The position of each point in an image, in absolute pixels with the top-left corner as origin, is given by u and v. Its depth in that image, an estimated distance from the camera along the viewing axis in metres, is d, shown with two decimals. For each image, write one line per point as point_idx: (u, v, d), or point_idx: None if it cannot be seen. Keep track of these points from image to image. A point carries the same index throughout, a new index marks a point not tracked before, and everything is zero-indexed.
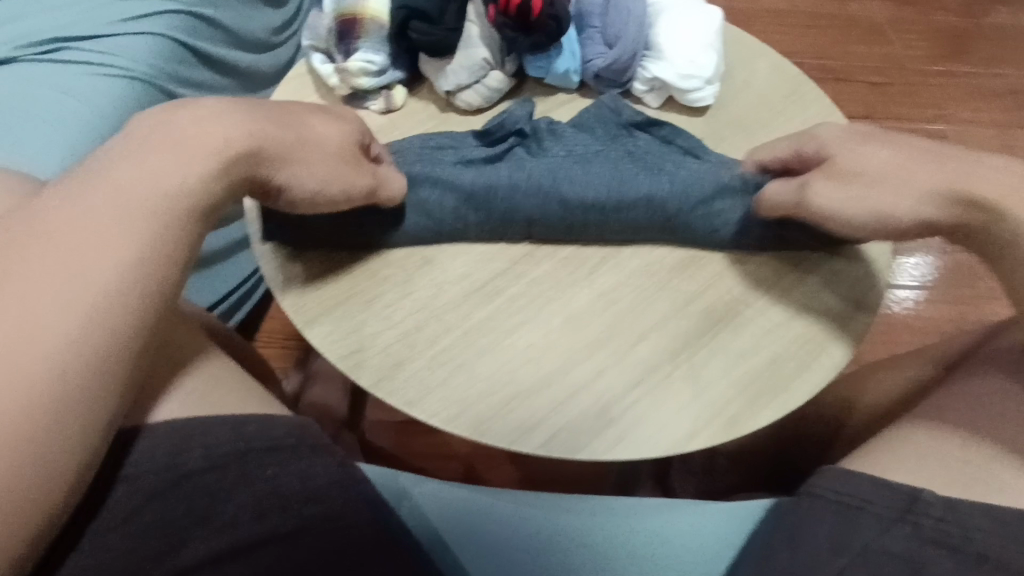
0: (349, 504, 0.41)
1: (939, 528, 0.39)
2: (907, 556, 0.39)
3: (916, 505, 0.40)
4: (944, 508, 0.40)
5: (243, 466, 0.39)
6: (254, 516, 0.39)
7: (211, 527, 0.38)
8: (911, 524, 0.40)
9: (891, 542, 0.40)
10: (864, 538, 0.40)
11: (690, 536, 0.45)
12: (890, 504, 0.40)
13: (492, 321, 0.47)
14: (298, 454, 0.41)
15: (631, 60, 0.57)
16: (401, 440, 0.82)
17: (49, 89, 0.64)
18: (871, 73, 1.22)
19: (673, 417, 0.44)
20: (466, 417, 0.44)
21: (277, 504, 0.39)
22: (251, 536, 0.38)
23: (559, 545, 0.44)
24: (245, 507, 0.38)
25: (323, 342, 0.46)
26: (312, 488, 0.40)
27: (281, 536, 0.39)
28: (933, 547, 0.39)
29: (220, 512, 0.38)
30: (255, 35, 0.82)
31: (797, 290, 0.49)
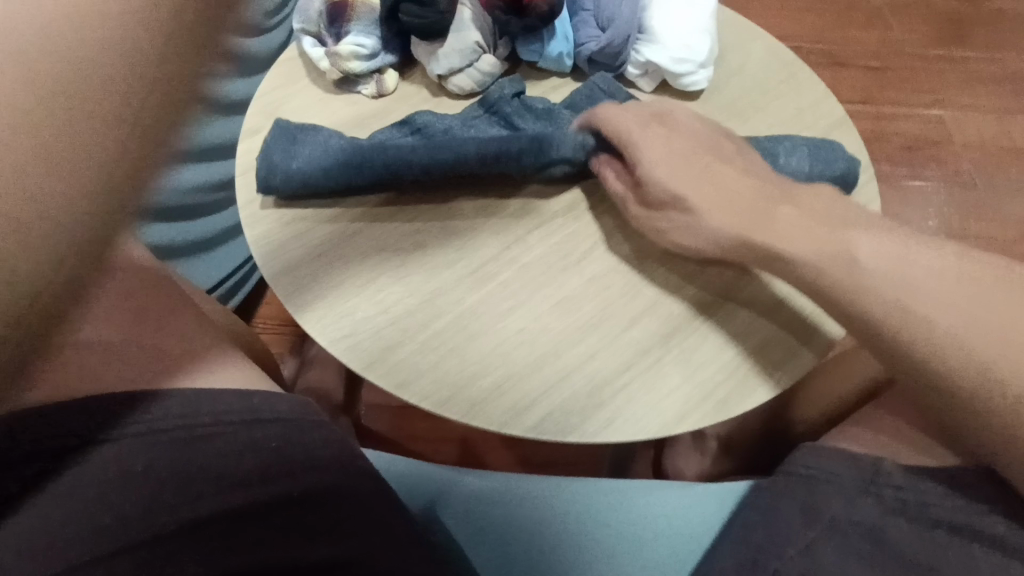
0: (353, 476, 0.40)
1: (900, 497, 0.40)
2: (872, 526, 0.39)
3: (879, 476, 0.41)
4: (903, 477, 0.40)
5: (251, 433, 0.37)
6: (263, 480, 0.36)
7: (221, 487, 0.35)
8: (874, 497, 0.40)
9: (857, 513, 0.40)
10: (831, 511, 0.40)
11: (666, 510, 0.46)
12: (855, 477, 0.41)
13: (483, 305, 0.47)
14: (303, 426, 0.39)
15: (624, 44, 0.57)
16: (400, 424, 0.83)
17: None
18: (870, 58, 1.21)
19: (665, 398, 0.45)
20: (458, 400, 0.44)
21: (284, 470, 0.37)
22: (261, 499, 0.36)
23: (535, 519, 0.45)
24: (254, 472, 0.36)
25: (313, 325, 0.47)
26: (318, 458, 0.39)
27: (294, 501, 0.37)
28: (895, 517, 0.39)
29: (231, 474, 0.36)
30: (248, 19, 0.81)
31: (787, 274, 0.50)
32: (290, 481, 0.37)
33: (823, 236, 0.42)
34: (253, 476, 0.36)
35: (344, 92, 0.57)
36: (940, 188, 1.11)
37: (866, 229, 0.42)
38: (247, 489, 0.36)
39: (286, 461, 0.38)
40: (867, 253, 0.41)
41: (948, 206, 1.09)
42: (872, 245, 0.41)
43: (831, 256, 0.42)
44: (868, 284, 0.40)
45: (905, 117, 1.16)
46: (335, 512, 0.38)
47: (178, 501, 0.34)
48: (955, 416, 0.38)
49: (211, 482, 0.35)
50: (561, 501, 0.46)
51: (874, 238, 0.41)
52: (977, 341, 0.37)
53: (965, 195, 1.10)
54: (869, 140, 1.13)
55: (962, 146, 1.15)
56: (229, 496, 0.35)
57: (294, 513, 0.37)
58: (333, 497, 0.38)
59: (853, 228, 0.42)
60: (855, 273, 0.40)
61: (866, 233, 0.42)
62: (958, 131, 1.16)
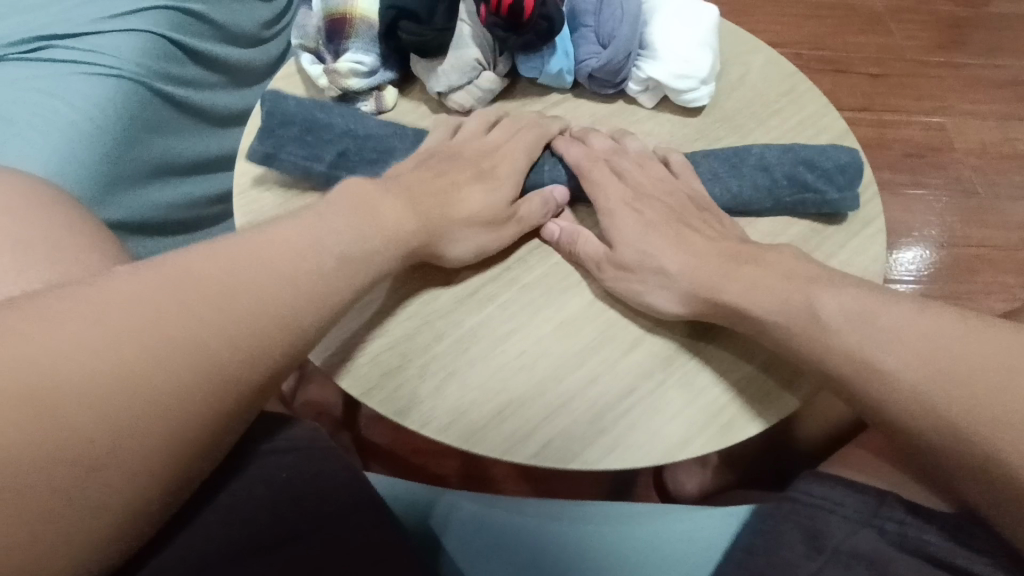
0: (358, 503, 0.40)
1: (902, 531, 0.39)
2: (874, 556, 0.39)
3: (882, 507, 0.40)
4: (906, 511, 0.40)
5: (261, 467, 0.38)
6: (271, 514, 0.38)
7: (229, 518, 0.36)
8: (877, 529, 0.40)
9: (859, 543, 0.39)
10: (835, 538, 0.40)
11: (667, 539, 0.45)
12: (858, 508, 0.41)
13: (483, 328, 0.47)
14: (314, 454, 0.40)
15: (625, 60, 0.56)
16: (399, 438, 0.82)
17: (33, 91, 0.64)
18: (870, 65, 1.20)
19: (668, 424, 0.44)
20: (459, 425, 0.44)
21: (292, 501, 0.38)
22: (267, 533, 0.37)
23: (534, 545, 0.45)
24: (263, 505, 0.38)
25: (310, 347, 0.46)
26: (322, 486, 0.39)
27: (300, 534, 0.38)
28: (896, 549, 0.39)
29: (241, 509, 0.37)
30: (246, 31, 0.81)
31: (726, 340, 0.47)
32: (298, 512, 0.38)
33: (787, 294, 0.42)
34: (260, 510, 0.37)
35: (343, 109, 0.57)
36: (942, 195, 1.10)
37: (830, 285, 0.41)
38: (258, 523, 0.37)
39: (294, 492, 0.38)
40: (827, 311, 0.40)
41: (950, 213, 1.09)
42: (835, 301, 0.40)
43: (805, 317, 0.41)
44: (836, 346, 0.39)
45: (906, 123, 1.16)
46: (338, 542, 0.38)
47: (194, 541, 0.35)
48: (943, 466, 0.37)
49: (223, 519, 0.36)
50: (561, 529, 0.45)
51: (839, 294, 0.41)
52: (985, 379, 0.35)
53: (968, 202, 1.10)
54: (871, 148, 1.13)
55: (964, 153, 1.14)
56: (237, 529, 0.36)
57: (302, 543, 0.37)
58: (337, 526, 0.39)
59: (815, 284, 0.42)
60: (818, 336, 0.40)
61: (829, 288, 0.41)
62: (960, 138, 1.15)
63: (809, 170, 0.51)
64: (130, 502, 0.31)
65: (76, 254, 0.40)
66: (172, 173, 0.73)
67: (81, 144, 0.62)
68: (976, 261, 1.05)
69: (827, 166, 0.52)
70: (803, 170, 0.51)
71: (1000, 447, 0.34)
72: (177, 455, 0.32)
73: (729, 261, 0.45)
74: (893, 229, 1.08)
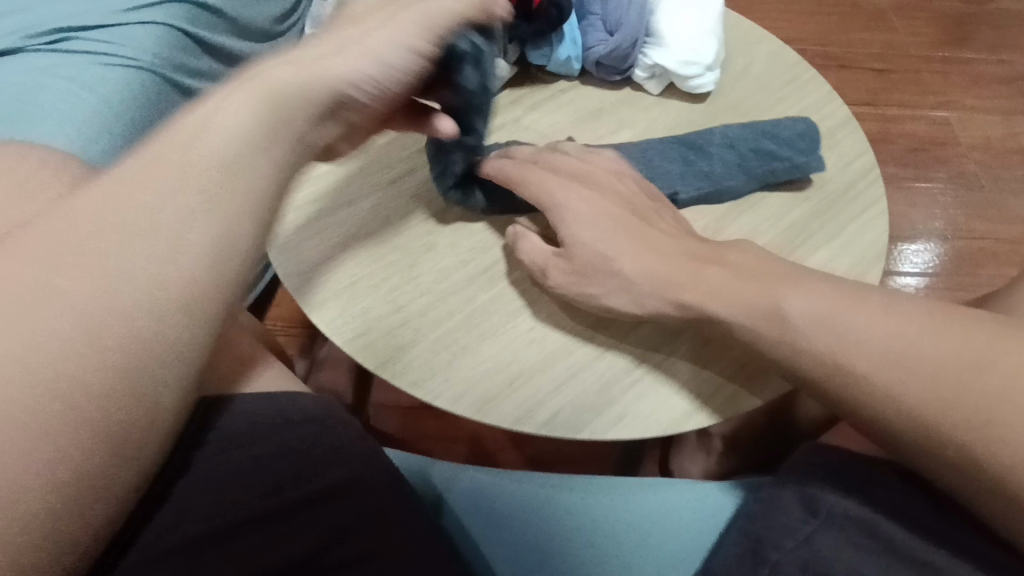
0: (371, 471, 0.40)
1: (894, 498, 0.40)
2: (865, 519, 0.40)
3: (873, 477, 0.41)
4: (899, 480, 0.41)
5: (281, 438, 0.38)
6: (291, 482, 0.38)
7: (254, 493, 0.37)
8: (867, 495, 0.41)
9: (851, 505, 0.40)
10: (829, 502, 0.41)
11: (671, 506, 0.46)
12: (854, 472, 0.42)
13: (495, 304, 0.48)
14: (329, 425, 0.40)
15: (631, 47, 0.57)
16: (406, 423, 0.84)
17: (54, 79, 0.65)
18: (873, 60, 1.21)
19: (674, 395, 0.45)
20: (472, 396, 0.45)
21: (310, 469, 0.38)
22: (282, 502, 0.37)
23: (540, 512, 0.46)
24: (285, 475, 0.37)
25: (330, 327, 0.47)
26: (339, 454, 0.39)
27: (314, 501, 0.38)
28: (891, 514, 0.40)
29: (265, 478, 0.37)
30: (259, 25, 0.82)
31: (711, 342, 0.47)
32: (311, 479, 0.38)
33: (751, 296, 0.41)
34: (274, 476, 0.37)
35: None
36: (947, 189, 1.11)
37: (798, 283, 0.41)
38: (273, 489, 0.37)
39: (311, 462, 0.38)
40: (794, 311, 0.39)
41: (954, 207, 1.10)
42: (801, 302, 0.39)
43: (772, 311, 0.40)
44: (804, 348, 0.39)
45: (911, 118, 1.16)
46: (346, 510, 0.39)
47: (209, 508, 0.35)
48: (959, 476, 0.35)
49: (250, 491, 0.36)
50: (569, 499, 0.47)
51: (808, 293, 0.40)
52: (954, 385, 0.34)
53: (972, 196, 1.11)
54: (875, 141, 1.14)
55: (968, 148, 1.15)
56: (257, 500, 0.36)
57: (318, 512, 0.38)
58: (354, 491, 0.39)
59: (779, 284, 0.41)
60: (788, 338, 0.39)
61: (793, 288, 0.40)
62: (964, 132, 1.16)
63: (771, 140, 0.54)
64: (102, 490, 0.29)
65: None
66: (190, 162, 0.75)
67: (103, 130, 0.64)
68: (980, 255, 1.06)
69: (786, 135, 0.54)
70: (764, 141, 0.54)
71: (1001, 435, 0.33)
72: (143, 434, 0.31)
73: (690, 261, 0.44)
74: (900, 222, 1.08)
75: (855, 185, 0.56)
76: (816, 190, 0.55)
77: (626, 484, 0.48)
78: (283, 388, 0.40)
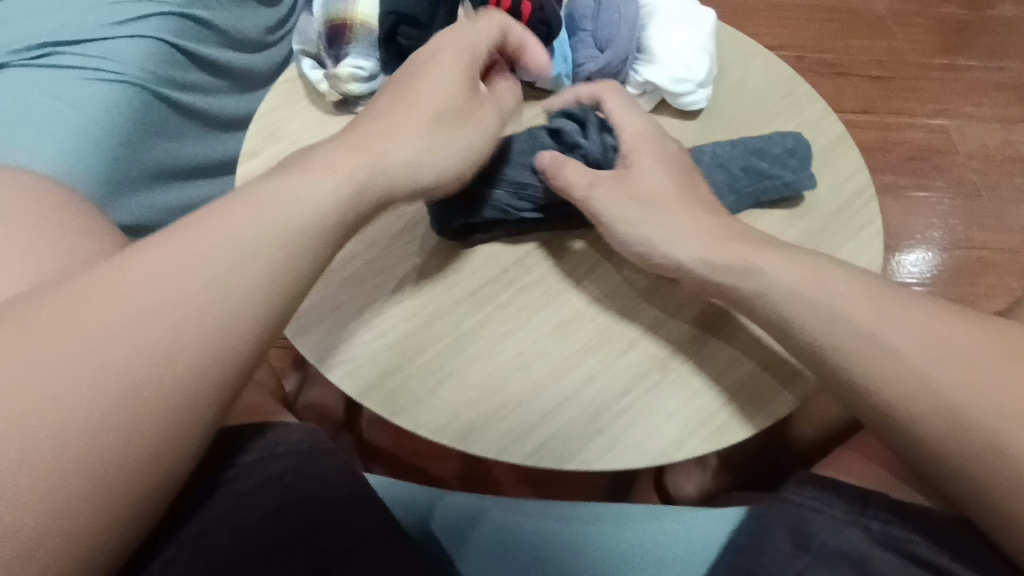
0: (357, 502, 0.41)
1: (887, 530, 0.40)
2: (855, 555, 0.39)
3: (868, 508, 0.41)
4: (890, 510, 0.40)
5: (267, 472, 0.40)
6: (274, 517, 0.39)
7: (237, 528, 0.38)
8: (863, 528, 0.40)
9: (842, 542, 0.40)
10: (820, 537, 0.40)
11: (665, 536, 0.45)
12: (846, 506, 0.41)
13: (481, 328, 0.47)
14: (314, 456, 0.42)
15: (621, 65, 0.57)
16: (398, 440, 0.83)
17: (40, 96, 0.65)
18: (871, 68, 1.21)
19: (664, 423, 0.44)
20: (457, 425, 0.44)
21: (296, 501, 0.40)
22: (269, 537, 0.38)
23: (529, 545, 0.45)
24: (268, 510, 0.39)
25: (313, 352, 0.47)
26: (322, 483, 0.41)
27: (301, 534, 0.39)
28: (883, 549, 0.39)
29: (250, 512, 0.39)
30: (249, 36, 0.81)
31: (713, 359, 0.47)
32: (300, 514, 0.39)
33: (788, 282, 0.42)
34: (261, 518, 0.38)
35: (343, 113, 0.58)
36: (945, 198, 1.10)
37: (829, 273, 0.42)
38: (259, 532, 0.38)
39: (294, 493, 0.40)
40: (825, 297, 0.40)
41: (952, 217, 1.09)
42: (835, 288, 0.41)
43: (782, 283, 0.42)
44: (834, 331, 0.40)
45: (909, 126, 1.16)
46: (334, 540, 0.39)
47: (201, 551, 0.36)
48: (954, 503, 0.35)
49: (234, 527, 0.38)
50: (561, 529, 0.46)
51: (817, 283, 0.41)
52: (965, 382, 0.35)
53: (970, 205, 1.10)
54: (872, 150, 1.13)
55: (967, 156, 1.14)
56: (240, 542, 0.37)
57: (304, 550, 0.38)
58: (339, 526, 0.40)
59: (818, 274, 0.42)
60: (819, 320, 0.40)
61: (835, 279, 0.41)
62: (963, 141, 1.15)
63: (761, 158, 0.53)
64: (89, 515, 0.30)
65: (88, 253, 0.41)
66: (175, 177, 0.75)
67: (87, 145, 0.63)
68: (979, 265, 1.05)
69: (777, 151, 0.53)
70: (755, 159, 0.53)
71: None
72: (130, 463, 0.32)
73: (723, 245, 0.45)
74: (898, 231, 1.08)
75: (850, 204, 0.55)
76: (811, 210, 0.54)
77: (620, 512, 0.47)
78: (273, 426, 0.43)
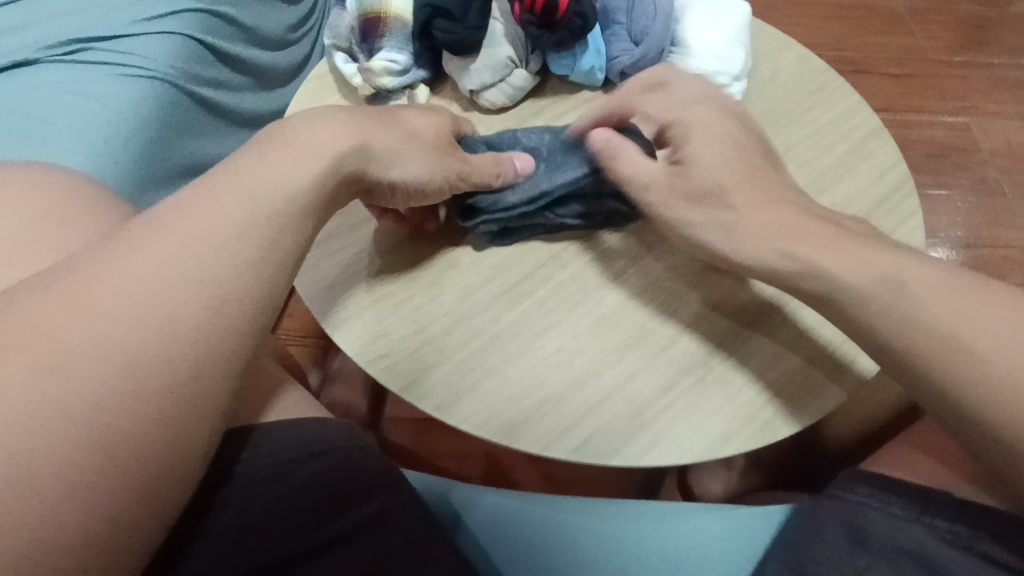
0: (400, 503, 0.41)
1: (952, 528, 0.38)
2: (918, 553, 0.38)
3: (931, 505, 0.39)
4: (957, 508, 0.39)
5: (307, 471, 0.39)
6: (317, 522, 0.39)
7: (281, 530, 0.38)
8: (925, 525, 0.39)
9: (902, 539, 0.39)
10: (879, 536, 0.39)
11: (706, 537, 0.45)
12: (906, 504, 0.40)
13: (519, 324, 0.47)
14: (353, 455, 0.41)
15: (656, 57, 0.56)
16: (422, 440, 0.82)
17: (71, 91, 0.65)
18: (892, 65, 1.19)
19: (709, 420, 0.44)
20: (500, 421, 0.43)
21: (337, 505, 0.39)
22: (317, 539, 0.38)
23: (568, 547, 0.45)
24: (309, 514, 0.38)
25: (353, 348, 0.46)
26: (362, 485, 0.40)
27: (347, 537, 0.39)
28: (952, 548, 0.38)
29: (295, 514, 0.38)
30: (273, 33, 0.81)
31: (791, 324, 0.47)
32: (345, 519, 0.39)
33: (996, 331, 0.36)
34: (301, 522, 0.38)
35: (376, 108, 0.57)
36: (967, 195, 1.09)
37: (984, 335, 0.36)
38: (300, 531, 0.38)
39: (335, 496, 0.39)
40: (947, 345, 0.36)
41: (974, 214, 1.07)
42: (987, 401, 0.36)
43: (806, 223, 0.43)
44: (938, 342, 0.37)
45: (930, 124, 1.14)
46: (376, 543, 0.39)
47: (240, 543, 0.36)
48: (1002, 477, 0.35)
49: (278, 530, 0.37)
50: (599, 526, 0.45)
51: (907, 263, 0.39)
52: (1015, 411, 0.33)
53: (992, 202, 1.08)
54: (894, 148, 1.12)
55: (990, 153, 1.12)
56: (282, 543, 0.37)
57: (346, 551, 0.39)
58: (378, 529, 0.40)
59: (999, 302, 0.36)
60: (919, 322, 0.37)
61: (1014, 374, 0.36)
62: (984, 137, 1.14)
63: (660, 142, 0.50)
64: (131, 504, 0.30)
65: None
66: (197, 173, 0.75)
67: (117, 141, 0.64)
68: (1002, 263, 1.03)
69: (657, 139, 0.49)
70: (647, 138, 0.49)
71: None
72: (176, 455, 0.31)
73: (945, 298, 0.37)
74: None
75: (889, 198, 0.54)
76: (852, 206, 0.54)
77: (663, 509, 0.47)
78: (308, 417, 0.41)
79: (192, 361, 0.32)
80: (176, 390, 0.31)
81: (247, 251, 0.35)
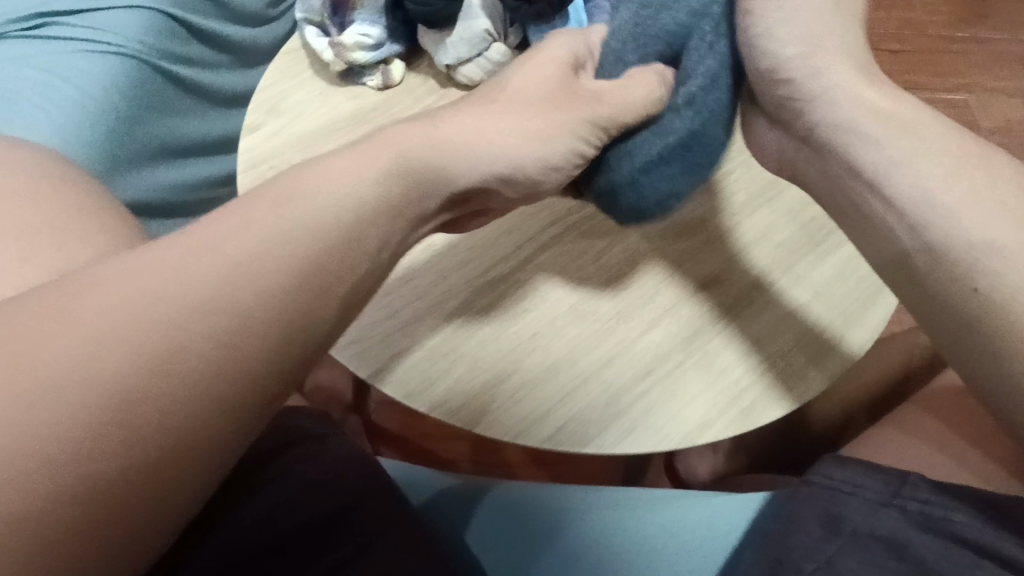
0: (370, 485, 0.41)
1: (926, 512, 0.38)
2: (892, 539, 0.37)
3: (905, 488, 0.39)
4: (933, 493, 0.38)
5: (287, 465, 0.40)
6: (284, 510, 0.38)
7: (256, 521, 0.37)
8: (901, 511, 0.38)
9: (879, 526, 0.38)
10: (853, 522, 0.38)
11: (683, 526, 0.44)
12: (879, 489, 0.39)
13: (494, 307, 0.45)
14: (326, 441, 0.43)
15: None
16: (408, 421, 0.81)
17: (36, 68, 0.63)
18: (891, 40, 1.16)
19: (688, 405, 0.43)
20: (471, 407, 0.42)
21: (307, 495, 0.39)
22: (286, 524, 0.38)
23: (543, 532, 0.44)
24: (276, 502, 0.39)
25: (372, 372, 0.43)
26: (333, 473, 0.41)
27: (316, 520, 0.39)
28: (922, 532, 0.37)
29: (270, 508, 0.38)
30: (251, 9, 0.77)
31: (767, 312, 0.46)
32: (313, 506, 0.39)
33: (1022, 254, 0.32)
34: (278, 507, 0.38)
35: (349, 84, 0.55)
36: None
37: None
38: (275, 521, 0.38)
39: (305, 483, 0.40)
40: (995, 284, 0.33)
41: None
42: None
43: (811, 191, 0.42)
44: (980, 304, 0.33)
45: (928, 101, 1.12)
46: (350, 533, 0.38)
47: (231, 540, 0.36)
48: None
49: (256, 522, 0.37)
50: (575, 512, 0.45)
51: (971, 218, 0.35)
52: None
53: None
54: None
55: (988, 132, 1.10)
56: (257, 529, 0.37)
57: (324, 545, 0.38)
58: (353, 515, 0.39)
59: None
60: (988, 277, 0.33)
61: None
62: (984, 115, 1.11)
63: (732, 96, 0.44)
64: (100, 507, 0.24)
65: (85, 227, 0.40)
66: (176, 152, 0.71)
67: (85, 119, 0.61)
68: None
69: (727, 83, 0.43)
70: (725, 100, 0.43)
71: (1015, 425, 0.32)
72: (184, 457, 0.25)
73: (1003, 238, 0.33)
74: None
75: None
76: None
77: (635, 496, 0.47)
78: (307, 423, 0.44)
79: (207, 346, 0.26)
80: (185, 383, 0.25)
81: (261, 212, 0.29)
